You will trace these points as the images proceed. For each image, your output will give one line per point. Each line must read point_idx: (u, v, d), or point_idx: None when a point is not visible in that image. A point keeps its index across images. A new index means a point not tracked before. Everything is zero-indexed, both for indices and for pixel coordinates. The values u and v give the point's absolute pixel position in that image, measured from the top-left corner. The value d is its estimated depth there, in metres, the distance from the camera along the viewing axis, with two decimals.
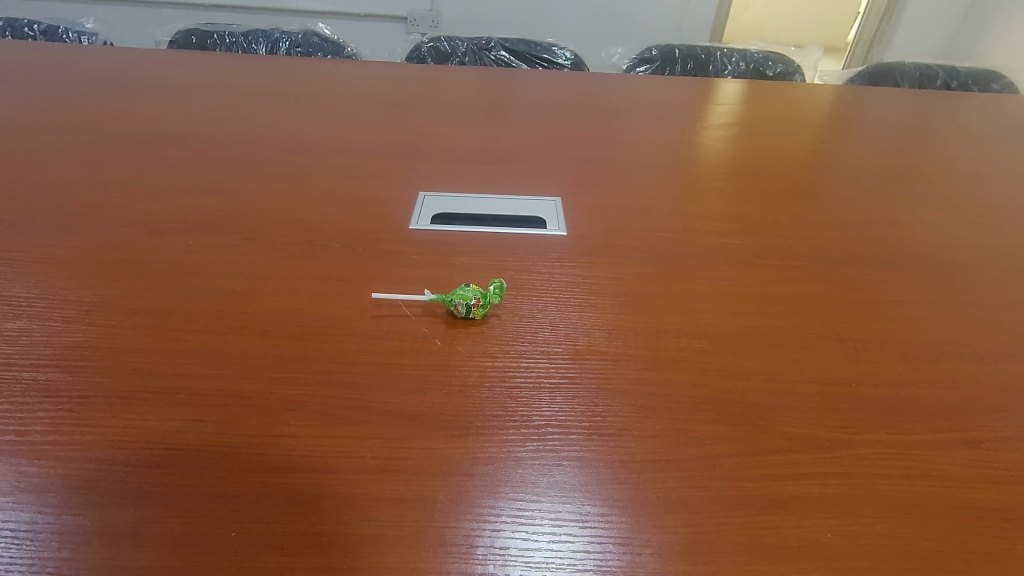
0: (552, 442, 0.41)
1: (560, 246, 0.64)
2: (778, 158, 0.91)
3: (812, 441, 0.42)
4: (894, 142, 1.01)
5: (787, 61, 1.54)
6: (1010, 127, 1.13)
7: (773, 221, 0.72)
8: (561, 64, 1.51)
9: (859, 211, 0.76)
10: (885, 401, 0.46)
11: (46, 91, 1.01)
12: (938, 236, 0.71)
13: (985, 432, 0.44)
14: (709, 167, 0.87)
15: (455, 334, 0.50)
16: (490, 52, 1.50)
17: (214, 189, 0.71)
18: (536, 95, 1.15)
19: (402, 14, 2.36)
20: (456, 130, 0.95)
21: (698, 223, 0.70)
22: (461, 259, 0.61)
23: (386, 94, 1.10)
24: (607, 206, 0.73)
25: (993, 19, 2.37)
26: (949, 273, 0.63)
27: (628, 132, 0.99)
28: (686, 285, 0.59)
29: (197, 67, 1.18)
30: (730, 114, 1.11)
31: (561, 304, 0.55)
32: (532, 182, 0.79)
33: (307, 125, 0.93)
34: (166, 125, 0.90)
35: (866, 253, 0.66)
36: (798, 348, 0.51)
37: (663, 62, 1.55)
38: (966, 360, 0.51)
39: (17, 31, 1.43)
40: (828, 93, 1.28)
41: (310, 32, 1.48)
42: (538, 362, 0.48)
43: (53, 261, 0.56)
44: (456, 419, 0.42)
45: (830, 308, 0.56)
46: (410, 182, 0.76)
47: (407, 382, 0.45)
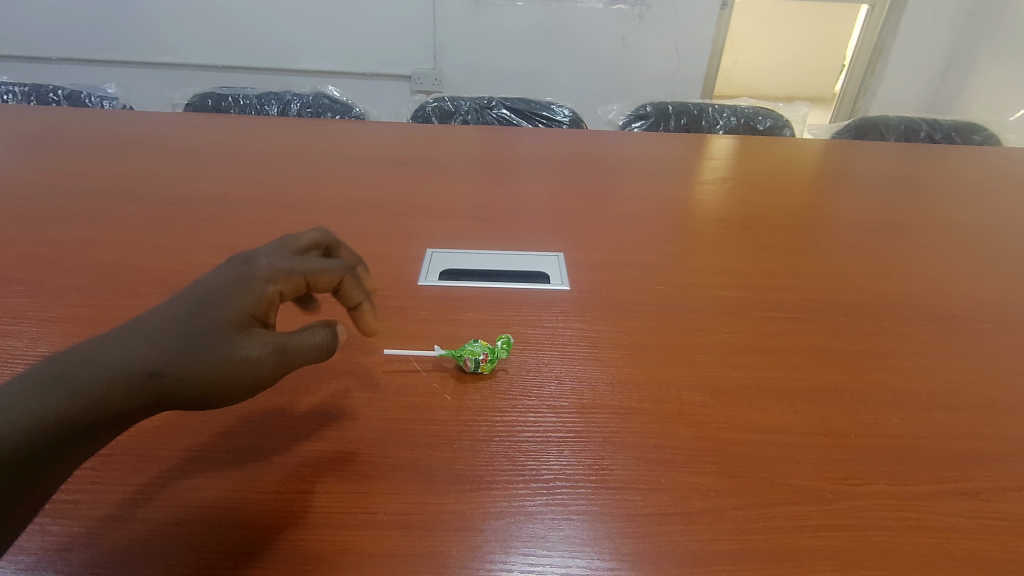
0: (560, 497, 0.42)
1: (564, 299, 0.67)
2: (771, 211, 0.95)
3: (815, 492, 0.43)
4: (882, 195, 1.05)
5: (777, 116, 1.61)
6: (994, 179, 1.17)
7: (768, 273, 0.74)
8: (559, 121, 1.58)
9: (850, 263, 0.78)
10: (884, 452, 0.47)
11: (70, 154, 1.05)
12: (929, 287, 0.73)
13: (983, 482, 0.45)
14: (704, 220, 0.90)
15: (464, 389, 0.52)
16: (491, 111, 1.57)
17: (230, 248, 0.74)
18: (536, 152, 1.20)
19: (406, 73, 2.47)
20: (461, 187, 0.99)
21: (696, 276, 0.73)
22: (468, 314, 0.63)
23: (393, 153, 1.15)
24: (608, 260, 0.76)
25: (971, 73, 2.48)
26: (941, 324, 0.65)
27: (626, 187, 1.03)
28: (687, 338, 0.61)
29: (213, 129, 1.24)
30: (723, 168, 1.16)
31: (565, 358, 0.57)
32: (535, 238, 0.82)
33: (318, 184, 0.97)
34: (183, 185, 0.94)
35: (859, 304, 0.68)
36: (798, 400, 0.52)
37: (657, 119, 1.61)
38: (961, 410, 0.52)
39: (40, 96, 1.49)
40: (817, 147, 1.33)
41: (320, 94, 1.56)
42: (544, 416, 0.49)
43: (77, 321, 0.59)
44: (467, 474, 0.44)
45: (827, 359, 0.58)
46: (418, 239, 0.80)
47: (419, 436, 0.47)
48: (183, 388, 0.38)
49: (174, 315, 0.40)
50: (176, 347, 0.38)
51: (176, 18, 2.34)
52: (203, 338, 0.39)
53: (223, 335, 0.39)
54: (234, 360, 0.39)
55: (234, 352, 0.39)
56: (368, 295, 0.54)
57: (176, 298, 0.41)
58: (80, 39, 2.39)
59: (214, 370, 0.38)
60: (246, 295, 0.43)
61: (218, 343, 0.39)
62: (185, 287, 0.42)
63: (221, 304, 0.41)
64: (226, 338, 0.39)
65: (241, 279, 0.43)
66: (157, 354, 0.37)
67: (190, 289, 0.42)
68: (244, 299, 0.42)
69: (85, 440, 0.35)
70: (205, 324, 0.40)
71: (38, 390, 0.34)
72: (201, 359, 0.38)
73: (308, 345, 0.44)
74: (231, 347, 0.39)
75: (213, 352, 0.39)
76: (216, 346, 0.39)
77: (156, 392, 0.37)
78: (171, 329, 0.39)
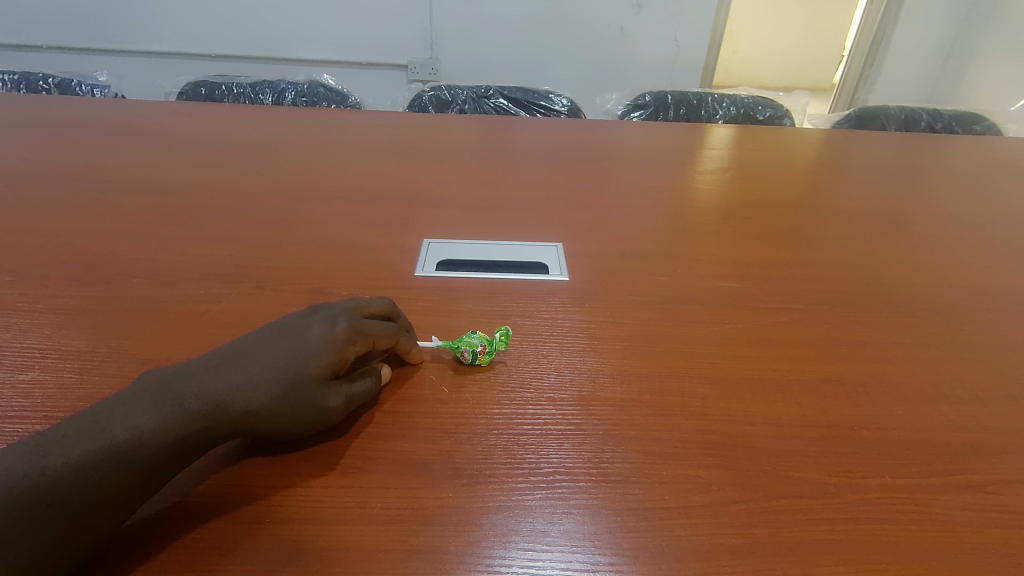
0: (560, 490, 0.42)
1: (563, 290, 0.66)
2: (771, 201, 0.94)
3: (818, 485, 0.43)
4: (883, 185, 1.04)
5: (776, 105, 1.59)
6: (996, 169, 1.16)
7: (769, 264, 0.74)
8: (557, 110, 1.56)
9: (852, 253, 0.78)
10: (887, 444, 0.47)
11: (59, 143, 1.04)
12: (932, 277, 0.73)
13: (988, 475, 0.45)
14: (704, 210, 0.89)
15: (462, 381, 0.51)
16: (489, 100, 1.55)
17: (223, 239, 0.73)
18: (533, 141, 1.19)
19: (402, 62, 2.44)
20: (458, 177, 0.98)
21: (697, 267, 0.72)
22: (465, 305, 0.62)
23: (389, 142, 1.14)
24: (607, 251, 0.75)
25: (971, 62, 2.47)
26: (944, 315, 0.65)
27: (625, 177, 1.02)
28: (688, 329, 0.60)
29: (206, 118, 1.22)
30: (723, 158, 1.15)
31: (564, 350, 0.56)
32: (533, 228, 0.81)
33: (313, 174, 0.96)
34: (176, 175, 0.93)
35: (861, 295, 0.68)
36: (801, 392, 0.52)
37: (656, 108, 1.60)
38: (965, 402, 0.52)
39: (30, 84, 1.46)
40: (817, 137, 1.32)
41: (315, 83, 1.53)
42: (544, 409, 0.49)
43: (66, 312, 0.57)
44: (465, 468, 0.43)
45: (830, 351, 0.57)
46: (414, 229, 0.78)
47: (416, 429, 0.46)
48: (267, 424, 0.41)
49: (271, 358, 0.43)
50: (270, 389, 0.42)
51: (169, 5, 2.31)
52: (291, 389, 0.42)
53: (308, 386, 0.43)
54: (310, 413, 0.43)
55: (314, 404, 0.43)
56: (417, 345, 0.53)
57: (271, 342, 0.45)
58: (72, 27, 2.36)
59: (297, 416, 0.42)
60: (328, 352, 0.45)
61: (303, 394, 0.42)
62: (278, 330, 0.46)
63: (310, 356, 0.44)
64: (310, 390, 0.43)
65: (325, 333, 0.46)
66: (253, 394, 0.41)
67: (282, 331, 0.46)
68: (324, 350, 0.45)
69: (182, 455, 0.39)
70: (296, 374, 0.43)
71: (153, 411, 0.38)
72: (291, 406, 0.42)
73: (362, 397, 0.47)
74: (314, 399, 0.43)
75: (298, 402, 0.42)
76: (300, 395, 0.42)
77: (246, 421, 0.41)
78: (269, 372, 0.42)
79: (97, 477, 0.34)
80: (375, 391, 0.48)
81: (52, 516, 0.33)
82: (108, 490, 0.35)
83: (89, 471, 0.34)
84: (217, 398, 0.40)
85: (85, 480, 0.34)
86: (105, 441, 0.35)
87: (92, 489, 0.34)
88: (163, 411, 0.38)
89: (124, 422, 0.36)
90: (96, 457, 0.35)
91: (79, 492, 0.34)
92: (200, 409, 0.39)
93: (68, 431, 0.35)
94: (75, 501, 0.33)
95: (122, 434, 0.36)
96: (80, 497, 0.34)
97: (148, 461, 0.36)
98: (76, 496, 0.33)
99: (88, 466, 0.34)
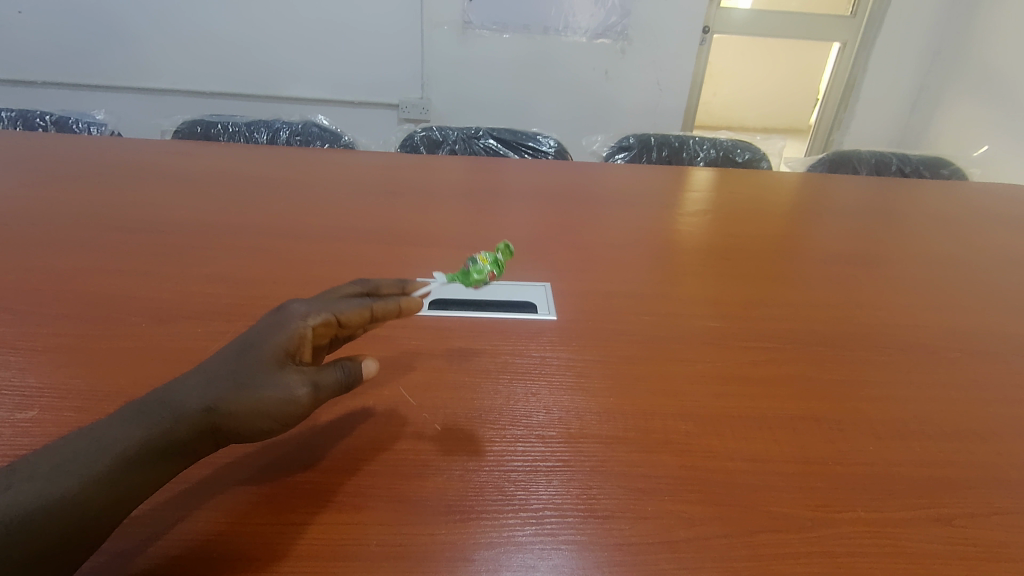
0: (549, 526, 0.43)
1: (551, 329, 0.68)
2: (749, 243, 0.98)
3: (795, 519, 0.45)
4: (855, 227, 1.09)
5: (754, 149, 1.66)
6: (961, 212, 1.22)
7: (748, 303, 0.77)
8: (545, 151, 1.61)
9: (826, 293, 0.81)
10: (860, 479, 0.49)
11: (56, 181, 1.05)
12: (901, 317, 0.76)
13: (954, 509, 0.47)
14: (686, 251, 0.93)
15: (454, 418, 0.53)
16: (478, 141, 1.60)
17: (220, 277, 0.75)
18: (522, 182, 1.23)
19: (394, 101, 2.51)
20: (449, 217, 1.01)
21: (679, 306, 0.75)
22: (456, 343, 0.64)
23: (381, 182, 1.17)
24: (594, 290, 0.78)
25: (937, 108, 2.60)
26: (913, 353, 0.68)
27: (609, 218, 1.06)
28: (671, 367, 0.62)
29: (202, 157, 1.25)
30: (704, 200, 1.19)
31: (552, 387, 0.58)
32: (522, 268, 0.84)
33: (307, 212, 0.98)
34: (172, 213, 0.95)
35: (835, 334, 0.71)
36: (778, 429, 0.54)
37: (640, 150, 1.66)
38: (933, 438, 0.54)
39: (28, 122, 1.49)
40: (793, 180, 1.38)
41: (310, 122, 1.58)
42: (533, 446, 0.50)
43: (65, 350, 0.58)
44: (457, 504, 0.44)
45: (805, 389, 0.60)
46: (407, 268, 0.81)
47: (410, 466, 0.47)
48: (230, 420, 0.41)
49: (223, 356, 0.44)
50: (224, 381, 0.42)
51: (167, 45, 2.37)
52: (245, 379, 0.42)
53: (262, 372, 0.42)
54: (271, 399, 0.41)
55: (275, 389, 0.42)
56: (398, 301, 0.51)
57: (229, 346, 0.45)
58: (69, 63, 2.40)
59: (257, 403, 0.41)
60: (282, 336, 0.44)
61: (258, 381, 0.42)
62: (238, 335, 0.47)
63: (263, 344, 0.44)
64: (264, 374, 0.42)
65: (279, 321, 0.46)
66: (208, 392, 0.41)
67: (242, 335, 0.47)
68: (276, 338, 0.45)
69: (154, 467, 0.39)
70: (250, 363, 0.43)
71: (119, 425, 0.39)
72: (248, 395, 0.41)
73: (332, 381, 0.44)
74: (273, 384, 0.42)
75: (254, 388, 0.41)
76: (255, 381, 0.42)
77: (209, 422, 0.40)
78: (223, 368, 0.42)
79: (63, 491, 0.35)
80: (349, 375, 0.45)
81: (20, 534, 0.33)
82: (76, 504, 0.35)
83: (54, 484, 0.35)
84: (175, 401, 0.40)
85: (50, 495, 0.34)
86: (71, 458, 0.36)
87: (59, 503, 0.34)
88: (130, 423, 0.39)
89: (89, 438, 0.38)
90: (62, 472, 0.36)
91: (46, 507, 0.34)
92: (161, 416, 0.39)
93: (38, 453, 0.37)
94: (43, 517, 0.34)
95: (87, 448, 0.37)
96: (48, 512, 0.34)
97: (115, 473, 0.37)
98: (42, 511, 0.34)
99: (54, 481, 0.35)
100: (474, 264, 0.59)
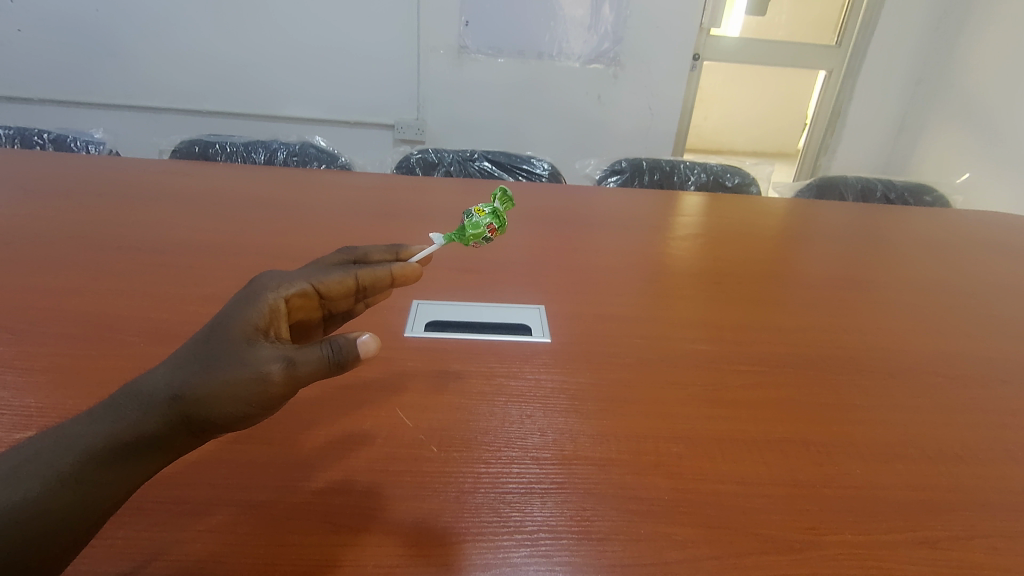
0: (544, 548, 0.44)
1: (545, 351, 0.69)
2: (739, 267, 1.00)
3: (784, 542, 0.46)
4: (842, 252, 1.12)
5: (744, 174, 1.70)
6: (945, 238, 1.25)
7: (737, 327, 0.78)
8: (538, 174, 1.64)
9: (814, 317, 0.83)
10: (847, 501, 0.50)
11: (54, 200, 1.06)
12: (886, 341, 0.78)
13: (939, 532, 0.48)
14: (677, 274, 0.95)
15: (450, 440, 0.54)
16: (473, 163, 1.63)
17: (217, 297, 0.76)
18: (516, 205, 1.25)
19: (390, 122, 2.54)
20: (445, 238, 1.03)
21: (670, 330, 0.76)
22: (452, 365, 0.65)
23: (377, 203, 1.18)
24: (587, 313, 0.80)
25: (921, 135, 2.67)
26: (898, 378, 0.70)
27: (602, 241, 1.08)
28: (663, 390, 0.63)
29: (200, 177, 1.26)
30: (695, 224, 1.22)
31: (547, 410, 0.59)
32: (517, 290, 0.85)
33: (305, 233, 0.99)
34: (170, 233, 0.96)
35: (822, 358, 0.72)
36: (768, 452, 0.55)
37: (632, 174, 1.69)
38: (918, 461, 0.56)
39: (25, 140, 1.50)
40: (781, 205, 1.40)
41: (307, 143, 1.60)
42: (528, 468, 0.51)
43: (64, 370, 0.59)
44: (453, 525, 0.45)
45: (793, 412, 0.61)
46: (403, 290, 0.82)
47: (407, 487, 0.48)
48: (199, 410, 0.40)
49: (191, 344, 0.43)
50: (191, 369, 0.41)
51: (165, 64, 2.39)
52: (213, 359, 0.41)
53: (231, 356, 0.42)
54: (241, 377, 0.41)
55: (244, 366, 0.41)
56: (388, 268, 0.57)
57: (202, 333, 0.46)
58: (67, 81, 2.42)
59: (225, 382, 0.40)
60: (253, 315, 0.45)
61: (228, 361, 0.41)
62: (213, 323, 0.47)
63: (232, 324, 0.44)
64: (234, 355, 0.41)
65: (251, 301, 0.47)
66: (176, 378, 0.41)
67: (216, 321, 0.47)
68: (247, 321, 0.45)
69: (121, 465, 0.39)
70: (219, 344, 0.42)
71: (82, 426, 0.39)
72: (216, 375, 0.41)
73: (314, 357, 0.42)
74: (243, 361, 0.41)
75: (222, 368, 0.41)
76: (223, 366, 0.41)
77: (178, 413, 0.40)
78: (191, 351, 0.42)
79: (22, 491, 0.35)
80: (339, 352, 0.43)
81: None
82: (35, 504, 0.36)
83: (12, 485, 0.35)
84: (141, 395, 0.40)
85: (15, 501, 0.35)
86: (33, 459, 0.37)
87: (23, 508, 0.35)
88: (94, 422, 0.39)
89: (52, 438, 0.38)
90: (23, 472, 0.36)
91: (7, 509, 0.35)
92: (127, 411, 0.40)
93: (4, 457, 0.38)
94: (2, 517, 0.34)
95: (48, 449, 0.38)
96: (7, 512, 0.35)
97: (80, 474, 0.37)
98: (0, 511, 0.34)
99: (13, 481, 0.36)
100: (472, 220, 0.64)
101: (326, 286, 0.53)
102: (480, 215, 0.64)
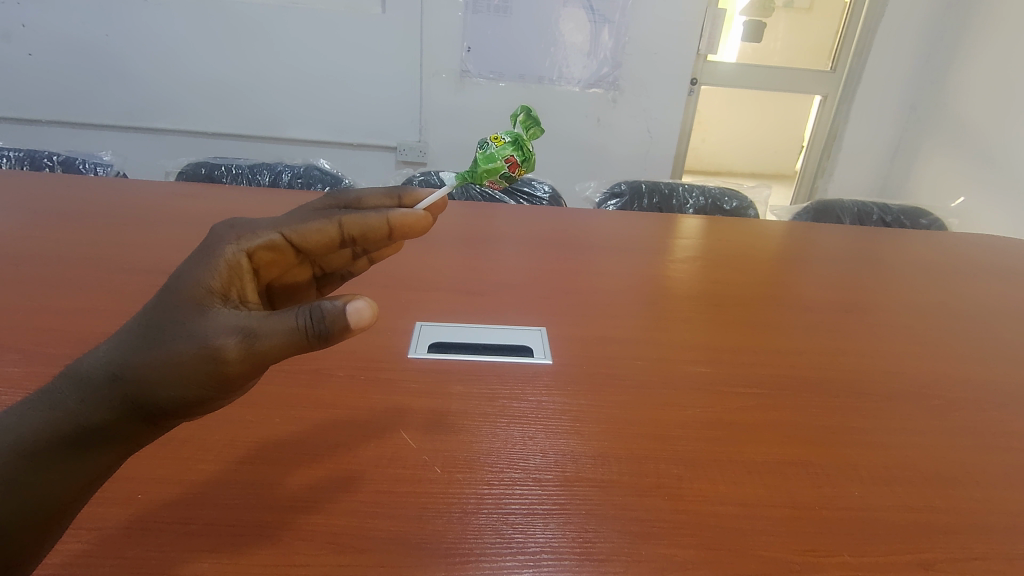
0: (546, 568, 0.44)
1: (547, 372, 0.70)
2: (737, 289, 1.01)
3: (784, 563, 0.46)
4: (839, 275, 1.13)
5: (741, 197, 1.72)
6: (942, 261, 1.27)
7: (736, 349, 0.79)
8: (539, 197, 1.66)
9: (811, 339, 0.84)
10: (846, 523, 0.51)
11: (63, 221, 1.08)
12: (883, 363, 0.79)
13: (938, 554, 0.48)
14: (675, 296, 0.96)
15: (453, 461, 0.54)
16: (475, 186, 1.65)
17: None
18: (517, 227, 1.27)
19: (392, 144, 2.57)
20: (447, 260, 1.04)
21: (670, 351, 0.78)
22: (455, 387, 0.66)
23: None
24: (588, 335, 0.81)
25: (915, 159, 2.70)
26: (894, 400, 0.70)
27: (602, 263, 1.09)
28: (663, 412, 0.64)
29: (206, 198, 1.28)
30: (693, 247, 1.23)
31: (548, 432, 0.60)
32: (518, 312, 0.86)
33: None
34: (177, 254, 0.97)
35: (820, 380, 0.73)
36: (768, 474, 0.56)
37: (631, 197, 1.71)
38: (915, 483, 0.56)
39: (35, 162, 1.52)
40: (779, 228, 1.42)
41: (311, 166, 1.63)
42: (529, 489, 0.52)
43: None
44: (456, 547, 0.45)
45: (792, 435, 0.62)
46: (407, 312, 0.83)
47: (411, 509, 0.49)
48: (156, 391, 0.42)
49: (145, 319, 0.45)
50: (143, 350, 0.43)
51: (172, 87, 2.44)
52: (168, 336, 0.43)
53: (188, 333, 0.43)
54: (197, 355, 0.42)
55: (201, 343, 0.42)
56: (384, 216, 0.59)
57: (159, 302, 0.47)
58: (75, 102, 2.46)
59: (180, 360, 0.42)
60: (208, 281, 0.47)
61: (183, 340, 0.43)
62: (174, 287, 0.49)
63: (186, 295, 0.45)
64: (188, 333, 0.43)
65: (209, 267, 0.48)
66: (130, 357, 0.43)
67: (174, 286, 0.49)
68: (207, 290, 0.46)
69: (76, 451, 0.41)
70: (172, 321, 0.44)
71: (33, 416, 0.41)
72: (170, 355, 0.42)
73: (285, 328, 0.43)
74: (200, 338, 0.43)
75: (178, 347, 0.43)
76: (181, 344, 0.43)
77: (134, 395, 0.42)
78: (147, 327, 0.44)
79: None
80: (312, 323, 0.43)
81: None
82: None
83: None
84: (92, 381, 0.42)
85: None
86: None
87: None
88: (44, 410, 0.41)
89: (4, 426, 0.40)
90: None
91: None
92: (78, 397, 0.42)
93: None
94: None
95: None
96: None
97: (25, 472, 0.39)
98: None
99: None
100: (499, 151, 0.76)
101: (304, 235, 0.57)
102: (498, 147, 0.76)
